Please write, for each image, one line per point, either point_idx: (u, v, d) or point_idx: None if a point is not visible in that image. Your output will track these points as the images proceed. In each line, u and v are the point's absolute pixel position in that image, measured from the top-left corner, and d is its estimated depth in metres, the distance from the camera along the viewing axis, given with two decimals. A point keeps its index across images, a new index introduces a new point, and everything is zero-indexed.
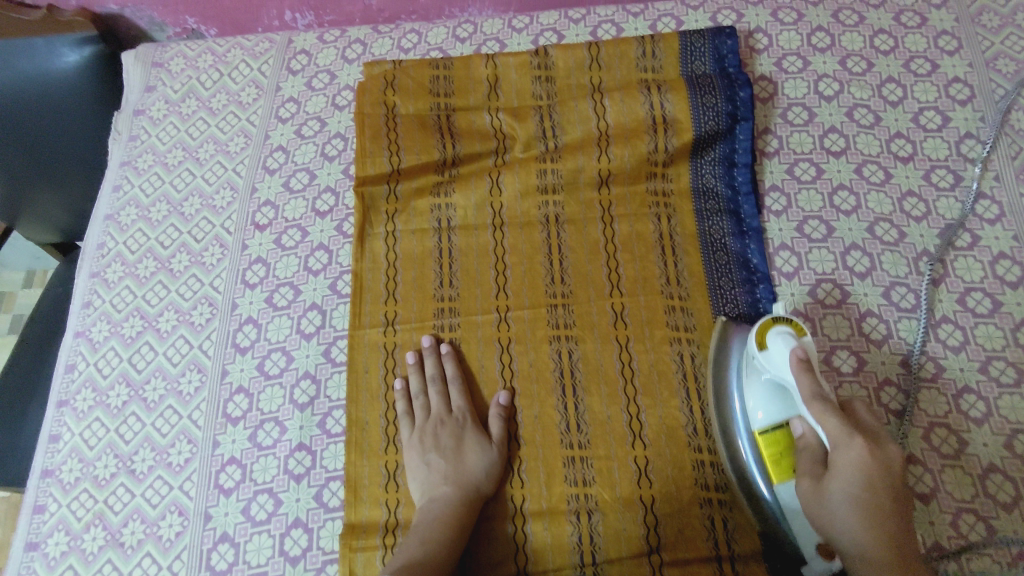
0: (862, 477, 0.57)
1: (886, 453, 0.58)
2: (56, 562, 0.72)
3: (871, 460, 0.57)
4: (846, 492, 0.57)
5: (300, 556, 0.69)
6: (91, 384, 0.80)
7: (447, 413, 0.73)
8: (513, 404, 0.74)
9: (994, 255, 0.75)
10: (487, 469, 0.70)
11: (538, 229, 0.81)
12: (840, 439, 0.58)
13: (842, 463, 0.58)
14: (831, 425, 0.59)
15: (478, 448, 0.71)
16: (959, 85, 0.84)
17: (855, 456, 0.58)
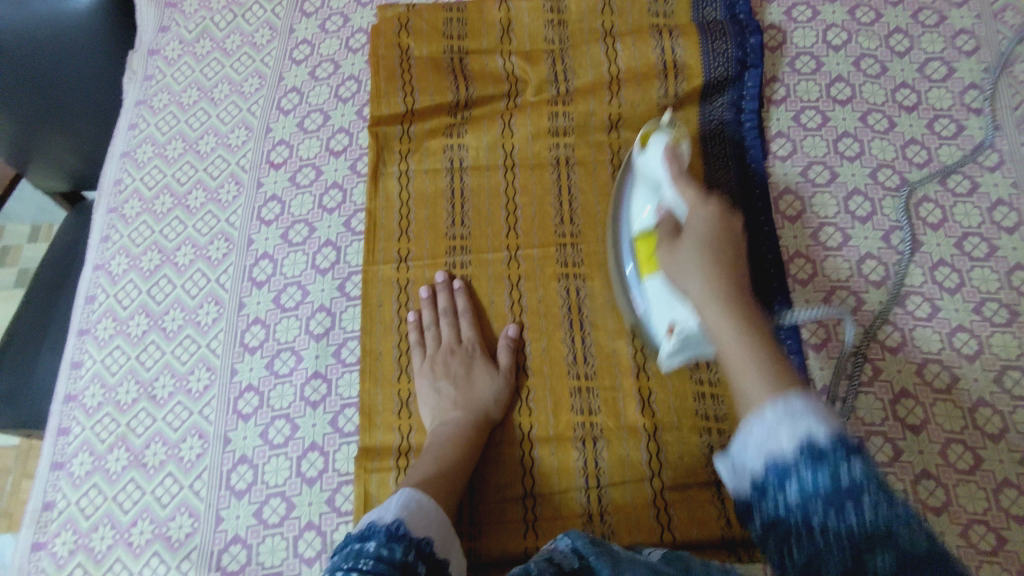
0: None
1: (734, 224, 0.59)
2: (81, 480, 0.75)
3: None
4: None
5: (317, 477, 0.72)
6: (111, 314, 0.82)
7: (458, 342, 0.76)
8: (520, 334, 0.77)
9: (993, 202, 0.78)
10: (495, 392, 0.73)
11: (549, 170, 0.83)
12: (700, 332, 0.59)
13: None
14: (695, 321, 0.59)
15: (485, 374, 0.74)
16: (966, 37, 0.86)
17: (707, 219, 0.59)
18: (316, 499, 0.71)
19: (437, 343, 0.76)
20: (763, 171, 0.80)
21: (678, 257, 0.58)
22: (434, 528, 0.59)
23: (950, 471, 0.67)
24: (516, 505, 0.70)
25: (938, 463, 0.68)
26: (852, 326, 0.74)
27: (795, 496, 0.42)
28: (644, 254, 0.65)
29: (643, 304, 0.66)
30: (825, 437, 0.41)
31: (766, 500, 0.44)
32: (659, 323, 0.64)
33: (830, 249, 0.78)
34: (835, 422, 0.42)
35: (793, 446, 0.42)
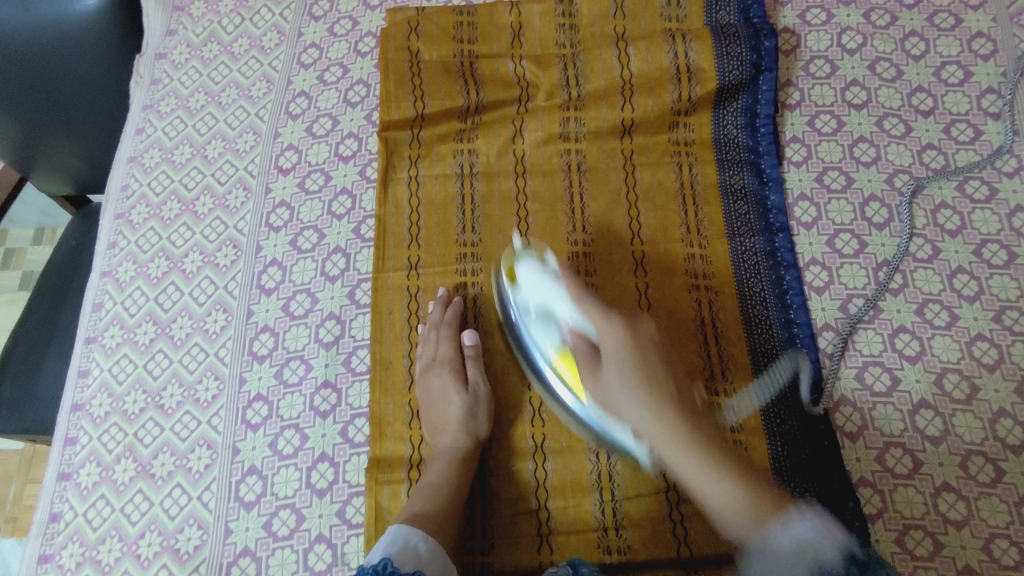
0: (627, 356, 0.62)
1: (642, 331, 0.64)
2: (88, 491, 0.74)
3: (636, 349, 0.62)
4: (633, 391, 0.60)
5: (327, 489, 0.71)
6: (118, 322, 0.81)
7: (432, 360, 0.74)
8: (478, 342, 0.77)
9: (1012, 208, 0.77)
10: (473, 407, 0.71)
11: (560, 176, 0.82)
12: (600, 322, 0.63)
13: (609, 350, 0.63)
14: (613, 329, 0.63)
15: (459, 392, 0.72)
16: (982, 40, 0.85)
17: (616, 338, 0.63)
18: (327, 511, 0.71)
19: (416, 361, 0.76)
20: (778, 176, 0.80)
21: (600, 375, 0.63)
22: (425, 561, 0.59)
23: (971, 483, 0.66)
24: (530, 519, 0.69)
25: (959, 475, 0.67)
26: (870, 336, 0.73)
27: None
28: (517, 282, 0.71)
29: (543, 325, 0.69)
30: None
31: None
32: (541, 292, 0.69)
33: (847, 256, 0.77)
34: None
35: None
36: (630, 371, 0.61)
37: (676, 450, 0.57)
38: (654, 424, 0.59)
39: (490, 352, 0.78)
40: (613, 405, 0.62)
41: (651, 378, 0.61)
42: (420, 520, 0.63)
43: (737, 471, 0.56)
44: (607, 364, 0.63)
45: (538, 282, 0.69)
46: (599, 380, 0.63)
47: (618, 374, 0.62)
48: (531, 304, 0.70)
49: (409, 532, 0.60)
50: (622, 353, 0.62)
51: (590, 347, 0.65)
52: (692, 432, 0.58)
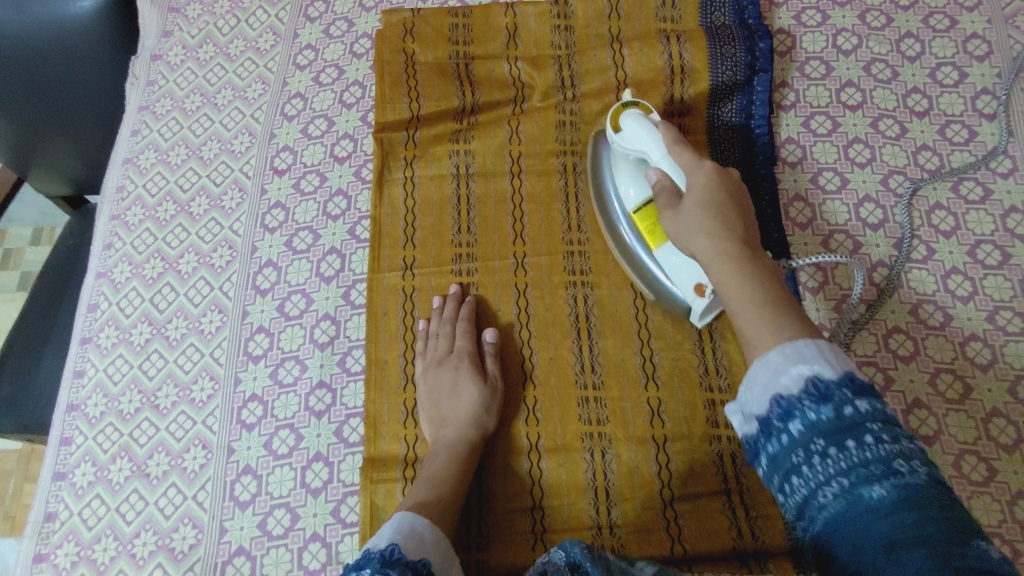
0: (709, 195, 0.60)
1: (732, 176, 0.63)
2: (83, 491, 0.74)
3: (715, 179, 0.61)
4: (698, 203, 0.60)
5: (321, 488, 0.72)
6: (114, 323, 0.82)
7: (447, 353, 0.74)
8: (499, 339, 0.76)
9: (1006, 209, 0.77)
10: (484, 402, 0.71)
11: (556, 177, 0.82)
12: (691, 167, 0.63)
13: (688, 205, 0.61)
14: (699, 178, 0.62)
15: (473, 385, 0.71)
16: (977, 42, 0.85)
17: (704, 178, 0.62)
18: (321, 511, 0.71)
19: (426, 355, 0.75)
20: (772, 177, 0.80)
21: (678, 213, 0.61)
22: (430, 549, 0.58)
23: (964, 483, 0.66)
24: (525, 517, 0.69)
25: (952, 474, 0.67)
26: (864, 336, 0.73)
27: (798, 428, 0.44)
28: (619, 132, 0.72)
29: (631, 174, 0.72)
30: (831, 376, 0.44)
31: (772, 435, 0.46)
32: (642, 192, 0.71)
33: (841, 256, 0.77)
34: (841, 365, 0.45)
35: (799, 385, 0.45)
36: (709, 203, 0.59)
37: (731, 277, 0.54)
38: (723, 249, 0.56)
39: (506, 348, 0.76)
40: (681, 226, 0.61)
41: (720, 207, 0.59)
42: (423, 511, 0.62)
43: (797, 318, 0.50)
44: (687, 197, 0.61)
45: (640, 130, 0.69)
46: (677, 213, 0.62)
47: (696, 199, 0.60)
48: (631, 152, 0.71)
49: (415, 520, 0.60)
50: (707, 194, 0.60)
51: (672, 191, 0.65)
52: (745, 258, 0.55)
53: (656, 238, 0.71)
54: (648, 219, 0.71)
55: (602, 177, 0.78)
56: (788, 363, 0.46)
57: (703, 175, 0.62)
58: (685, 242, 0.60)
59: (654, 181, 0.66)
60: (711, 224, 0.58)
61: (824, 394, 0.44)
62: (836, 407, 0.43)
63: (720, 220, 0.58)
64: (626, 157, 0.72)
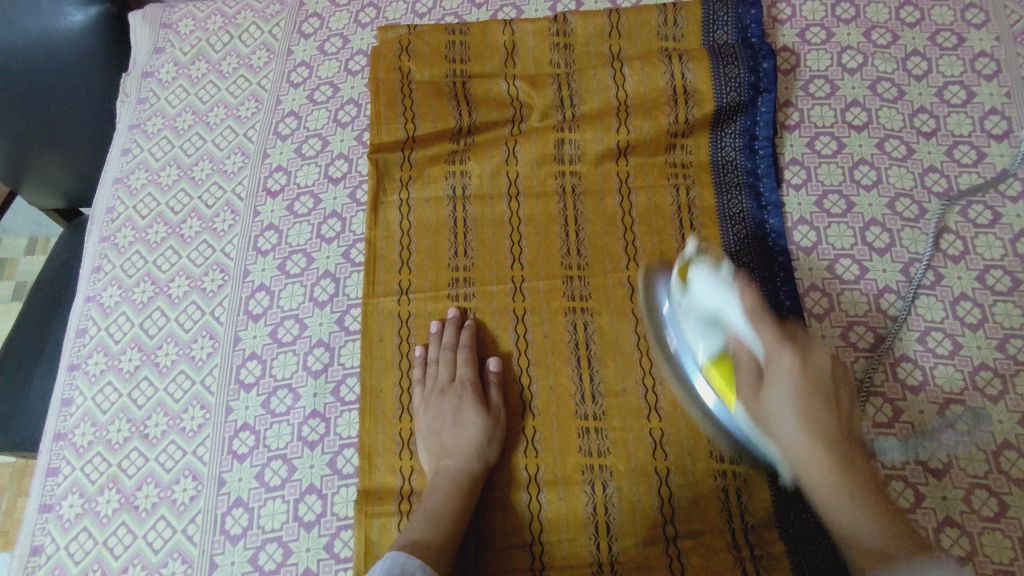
0: (801, 380, 0.56)
1: (819, 360, 0.57)
2: (70, 524, 0.72)
3: (806, 368, 0.56)
4: (792, 393, 0.55)
5: (314, 522, 0.70)
6: (103, 348, 0.80)
7: (450, 381, 0.73)
8: (503, 368, 0.75)
9: (1016, 233, 0.75)
10: (487, 432, 0.70)
11: (555, 199, 0.80)
12: (773, 346, 0.57)
13: (779, 370, 0.56)
14: (766, 333, 0.57)
15: (476, 415, 0.70)
16: (985, 60, 0.83)
17: (790, 368, 0.56)
18: (314, 545, 0.69)
19: (428, 383, 0.74)
20: (777, 200, 0.78)
21: (770, 374, 0.57)
22: None
23: (974, 519, 0.65)
24: (523, 553, 0.67)
25: (962, 510, 0.65)
26: (871, 365, 0.71)
27: None
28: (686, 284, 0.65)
29: (703, 329, 0.62)
30: None
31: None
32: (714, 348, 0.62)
33: (847, 282, 0.75)
34: None
35: None
36: (799, 396, 0.55)
37: (829, 502, 0.54)
38: (822, 463, 0.54)
39: (506, 375, 0.75)
40: (764, 413, 0.57)
41: (814, 405, 0.55)
42: (418, 549, 0.61)
43: (871, 489, 0.54)
44: (770, 388, 0.57)
45: (714, 290, 0.61)
46: (760, 400, 0.57)
47: (792, 420, 0.55)
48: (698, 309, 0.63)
49: (405, 563, 0.59)
50: (803, 380, 0.55)
51: (751, 363, 0.59)
52: (849, 477, 0.54)
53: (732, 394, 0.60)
54: (721, 374, 0.62)
55: (657, 301, 0.71)
56: None
57: (771, 330, 0.57)
58: (778, 429, 0.57)
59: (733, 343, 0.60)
60: (812, 427, 0.55)
61: None
62: None
63: (813, 438, 0.54)
64: (694, 313, 0.63)
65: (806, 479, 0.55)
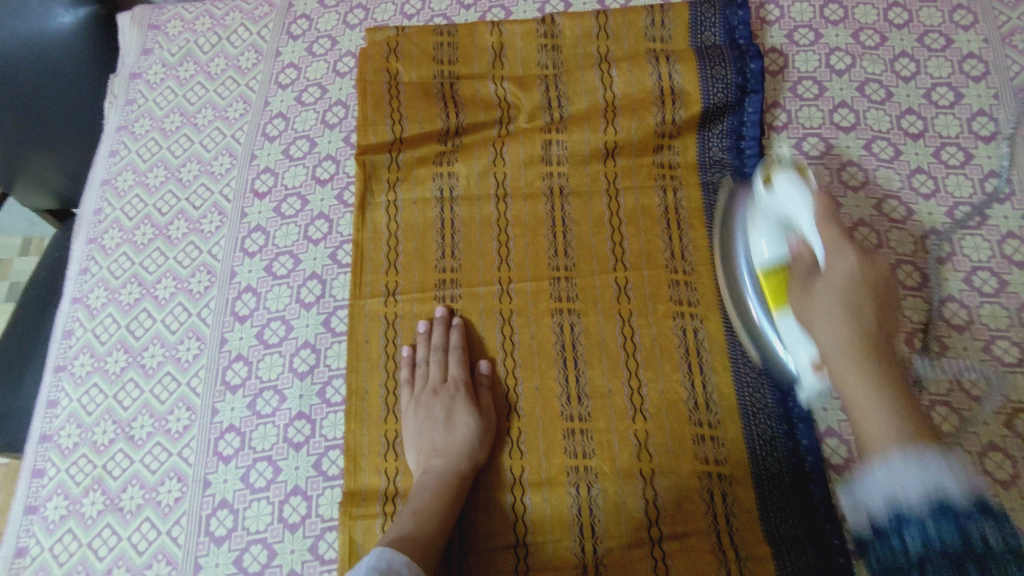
0: (854, 284, 0.59)
1: (874, 275, 0.59)
2: (55, 526, 0.72)
3: (860, 271, 0.59)
4: (835, 298, 0.59)
5: (299, 523, 0.70)
6: (89, 350, 0.80)
7: (442, 382, 0.73)
8: (494, 370, 0.75)
9: (1003, 235, 0.75)
10: (476, 432, 0.70)
11: (542, 200, 0.80)
12: (833, 246, 0.60)
13: (836, 268, 0.60)
14: (829, 233, 0.61)
15: (465, 415, 0.70)
16: (973, 61, 0.83)
17: (846, 268, 0.59)
18: (299, 547, 0.69)
19: (418, 383, 0.74)
20: None
21: (812, 301, 0.60)
22: None
23: None
24: (508, 554, 0.67)
25: None
26: None
27: (916, 543, 0.46)
28: (766, 183, 0.68)
29: (768, 225, 0.69)
30: (959, 496, 0.46)
31: (886, 542, 0.49)
32: (774, 249, 0.68)
33: None
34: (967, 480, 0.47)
35: (923, 499, 0.46)
36: (844, 292, 0.58)
37: (860, 387, 0.54)
38: (851, 351, 0.56)
39: (493, 376, 0.74)
40: (808, 315, 0.60)
41: (862, 301, 0.58)
42: (405, 545, 0.61)
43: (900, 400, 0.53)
44: (820, 283, 0.61)
45: (793, 192, 0.64)
46: (807, 302, 0.61)
47: (831, 326, 0.58)
48: (771, 207, 0.68)
49: (395, 556, 0.59)
50: (852, 288, 0.59)
51: (812, 265, 0.63)
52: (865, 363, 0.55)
53: (778, 301, 0.67)
54: (775, 278, 0.68)
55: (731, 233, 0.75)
56: (908, 471, 0.48)
57: (834, 228, 0.61)
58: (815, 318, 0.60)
59: (795, 246, 0.65)
60: (851, 333, 0.57)
61: (951, 511, 0.46)
62: (963, 529, 0.45)
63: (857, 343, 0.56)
64: (768, 214, 0.69)
65: (835, 375, 0.56)
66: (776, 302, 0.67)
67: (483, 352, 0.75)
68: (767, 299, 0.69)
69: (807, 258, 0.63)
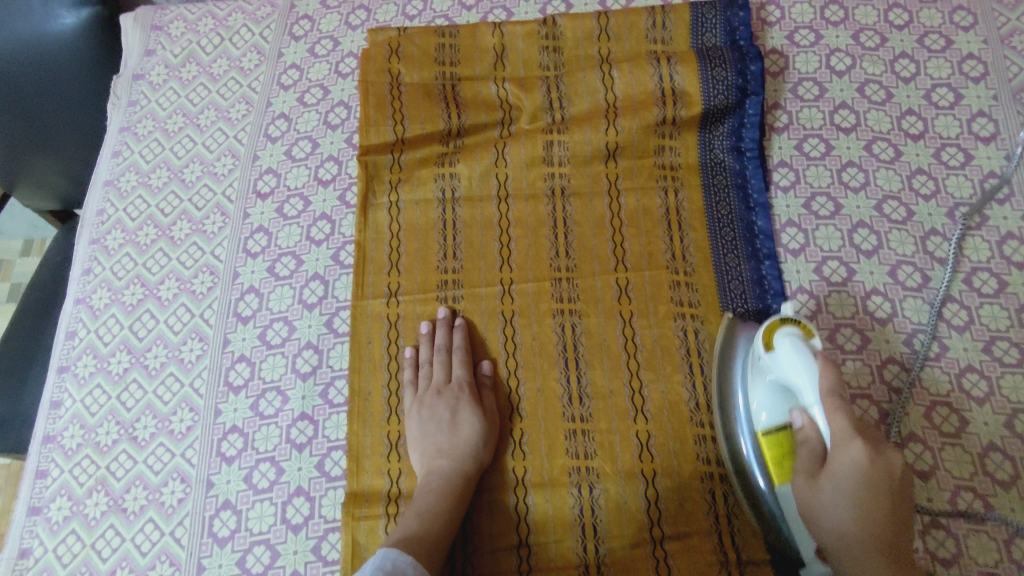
0: (864, 478, 0.58)
1: (886, 459, 0.58)
2: (58, 527, 0.72)
3: (869, 462, 0.58)
4: (842, 492, 0.58)
5: (302, 524, 0.70)
6: (92, 351, 0.80)
7: (445, 382, 0.73)
8: (496, 371, 0.75)
9: (1002, 235, 0.75)
10: (480, 433, 0.70)
11: (544, 201, 0.80)
12: (841, 441, 0.58)
13: (842, 464, 0.58)
14: (839, 423, 0.59)
15: (468, 417, 0.70)
16: (973, 62, 0.83)
17: (855, 460, 0.58)
18: (302, 547, 0.69)
19: (422, 385, 0.74)
20: (764, 201, 0.78)
21: (822, 487, 0.59)
22: None
23: (960, 521, 0.65)
24: (510, 555, 0.67)
25: (948, 512, 0.65)
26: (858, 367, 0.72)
27: None
28: (770, 349, 0.64)
29: (771, 391, 0.65)
30: None
31: None
32: (774, 419, 0.65)
33: (835, 284, 0.75)
34: None
35: None
36: (853, 490, 0.57)
37: (839, 486, 0.58)
38: (865, 548, 0.57)
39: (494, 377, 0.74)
40: (813, 500, 0.60)
41: (875, 501, 0.57)
42: (410, 546, 0.62)
43: None
44: (823, 472, 0.60)
45: (796, 362, 0.62)
46: (814, 485, 0.60)
47: (836, 485, 0.58)
48: (774, 374, 0.64)
49: (400, 556, 0.60)
50: (865, 480, 0.57)
51: (816, 451, 0.61)
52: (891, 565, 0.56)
53: (780, 471, 0.64)
54: (777, 446, 0.64)
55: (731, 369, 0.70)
56: None
57: (844, 421, 0.58)
58: (821, 514, 0.59)
59: (800, 424, 0.62)
60: (859, 513, 0.58)
61: None
62: None
63: (860, 508, 0.58)
64: (768, 380, 0.65)
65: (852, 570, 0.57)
66: (777, 470, 0.64)
67: (485, 353, 0.76)
68: (762, 447, 0.65)
69: (812, 441, 0.61)
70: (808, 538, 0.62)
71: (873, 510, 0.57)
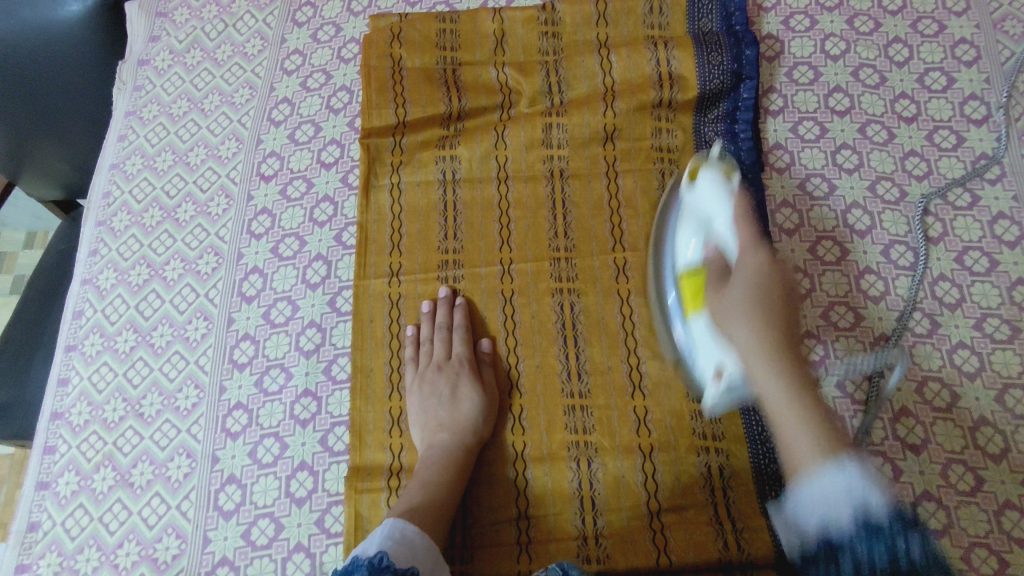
0: (760, 276, 0.58)
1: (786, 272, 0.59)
2: (67, 501, 0.73)
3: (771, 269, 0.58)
4: (749, 286, 0.57)
5: (306, 497, 0.71)
6: (99, 330, 0.81)
7: (446, 359, 0.74)
8: (496, 348, 0.76)
9: (994, 215, 0.76)
10: (480, 408, 0.71)
11: (543, 183, 0.82)
12: (747, 245, 0.60)
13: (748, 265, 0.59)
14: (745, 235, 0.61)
15: (469, 392, 0.72)
16: (965, 47, 0.84)
17: (755, 267, 0.58)
18: (305, 520, 0.70)
19: (423, 362, 0.76)
20: (760, 182, 0.80)
21: (726, 303, 0.58)
22: (420, 556, 0.60)
23: (951, 492, 0.66)
24: (510, 526, 0.69)
25: (939, 484, 0.67)
26: (850, 343, 0.73)
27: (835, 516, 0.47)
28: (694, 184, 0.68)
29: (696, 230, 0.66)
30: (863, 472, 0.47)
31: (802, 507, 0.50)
32: (698, 251, 0.66)
33: (829, 263, 0.76)
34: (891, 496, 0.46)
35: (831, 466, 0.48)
36: (755, 287, 0.57)
37: (773, 375, 0.53)
38: (763, 346, 0.54)
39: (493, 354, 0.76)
40: (721, 304, 0.59)
41: (771, 304, 0.56)
42: (415, 517, 0.63)
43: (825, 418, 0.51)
44: (733, 276, 0.60)
45: (713, 193, 0.64)
46: (727, 332, 0.57)
47: (748, 364, 0.55)
48: (699, 210, 0.66)
49: (405, 528, 0.61)
50: (760, 279, 0.57)
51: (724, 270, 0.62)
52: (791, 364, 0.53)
53: (695, 302, 0.65)
54: (693, 281, 0.65)
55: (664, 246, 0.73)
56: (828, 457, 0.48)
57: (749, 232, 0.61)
58: (727, 322, 0.57)
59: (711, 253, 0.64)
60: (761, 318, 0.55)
61: (875, 529, 0.45)
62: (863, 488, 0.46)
63: (761, 314, 0.55)
64: (694, 213, 0.67)
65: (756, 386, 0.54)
66: (693, 301, 0.65)
67: (485, 331, 0.77)
68: (686, 299, 0.66)
69: (720, 265, 0.63)
70: (710, 361, 0.62)
71: (767, 327, 0.55)
